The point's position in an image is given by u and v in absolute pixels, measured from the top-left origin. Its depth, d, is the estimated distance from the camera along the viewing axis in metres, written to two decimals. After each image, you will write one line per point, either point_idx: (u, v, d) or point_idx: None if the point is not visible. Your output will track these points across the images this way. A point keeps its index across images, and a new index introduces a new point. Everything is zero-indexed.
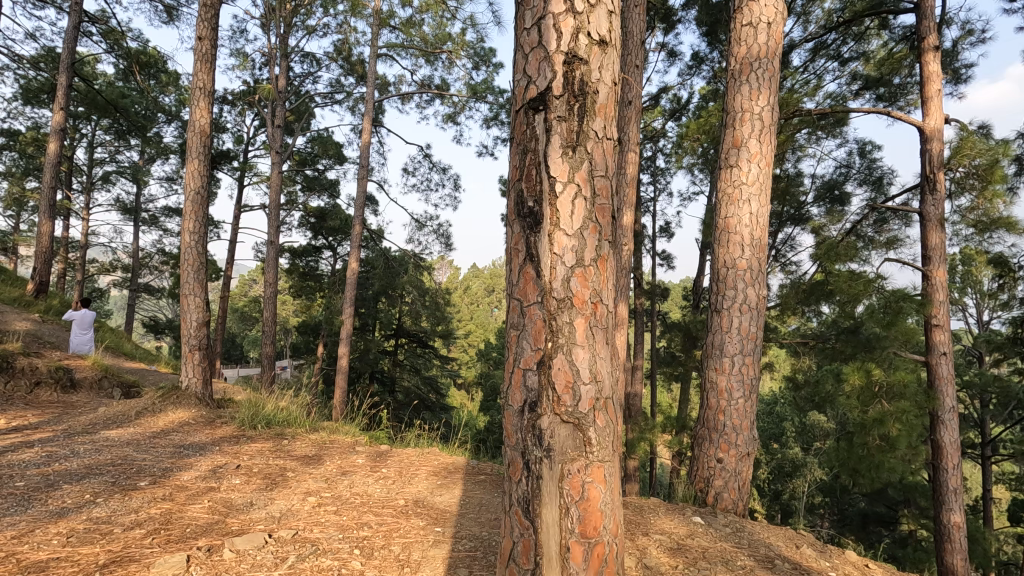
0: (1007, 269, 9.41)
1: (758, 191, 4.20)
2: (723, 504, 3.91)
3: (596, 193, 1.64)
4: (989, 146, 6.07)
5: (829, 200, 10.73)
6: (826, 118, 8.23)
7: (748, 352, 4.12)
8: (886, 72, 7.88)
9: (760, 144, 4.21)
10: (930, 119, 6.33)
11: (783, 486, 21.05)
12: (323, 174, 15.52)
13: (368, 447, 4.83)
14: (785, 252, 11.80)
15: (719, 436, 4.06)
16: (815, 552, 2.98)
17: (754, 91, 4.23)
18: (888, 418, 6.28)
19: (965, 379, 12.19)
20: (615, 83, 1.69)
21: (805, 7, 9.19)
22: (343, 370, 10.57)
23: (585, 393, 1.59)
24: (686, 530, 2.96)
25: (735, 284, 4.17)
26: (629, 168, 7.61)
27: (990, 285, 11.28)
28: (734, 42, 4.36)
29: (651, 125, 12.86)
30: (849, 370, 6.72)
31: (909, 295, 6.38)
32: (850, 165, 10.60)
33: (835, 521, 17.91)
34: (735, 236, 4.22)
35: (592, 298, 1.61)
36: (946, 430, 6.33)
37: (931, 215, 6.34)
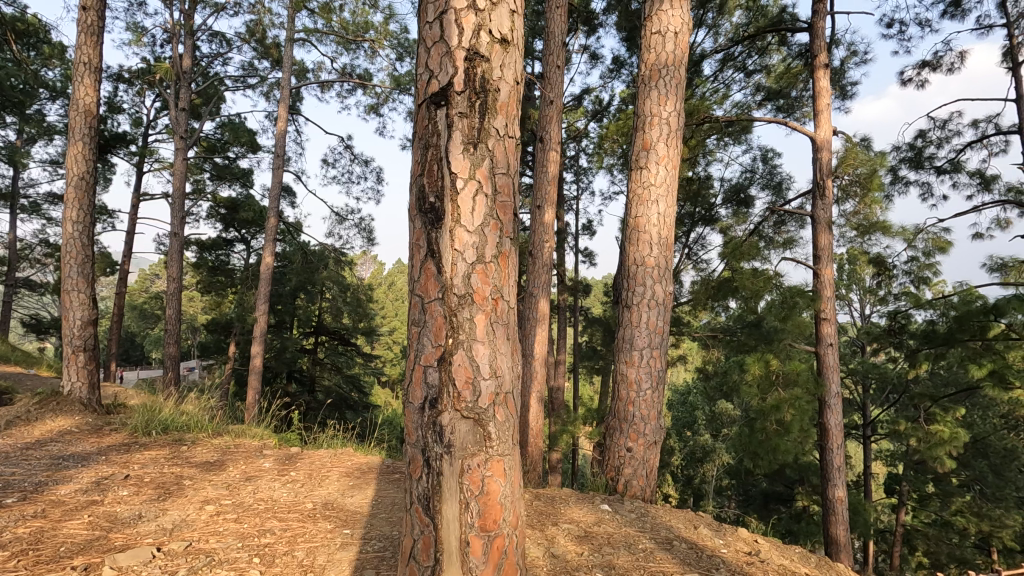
0: (885, 268, 10.49)
1: (665, 192, 4.42)
2: (632, 491, 4.10)
3: (497, 189, 1.65)
4: (869, 158, 6.75)
5: (736, 203, 11.48)
6: (733, 126, 8.80)
7: (655, 345, 4.33)
8: (784, 85, 8.53)
9: (667, 147, 4.42)
10: (821, 130, 6.93)
11: (695, 471, 22.40)
12: (234, 163, 14.58)
13: (277, 450, 4.62)
14: (697, 250, 12.51)
15: (628, 426, 4.24)
16: (710, 531, 3.19)
17: (662, 96, 4.44)
18: (784, 404, 6.96)
19: (849, 367, 13.48)
20: (517, 81, 1.71)
21: (714, 20, 9.77)
22: (256, 370, 10.01)
23: (485, 389, 1.60)
24: (594, 518, 3.07)
25: (644, 281, 4.37)
26: (550, 167, 7.76)
27: (870, 283, 12.57)
28: (645, 49, 4.54)
29: (574, 125, 13.15)
30: (751, 361, 7.34)
31: (802, 291, 6.95)
32: (754, 170, 11.41)
33: (740, 500, 19.29)
34: (644, 235, 4.41)
35: (493, 295, 1.63)
36: (832, 413, 6.94)
37: (821, 218, 6.94)
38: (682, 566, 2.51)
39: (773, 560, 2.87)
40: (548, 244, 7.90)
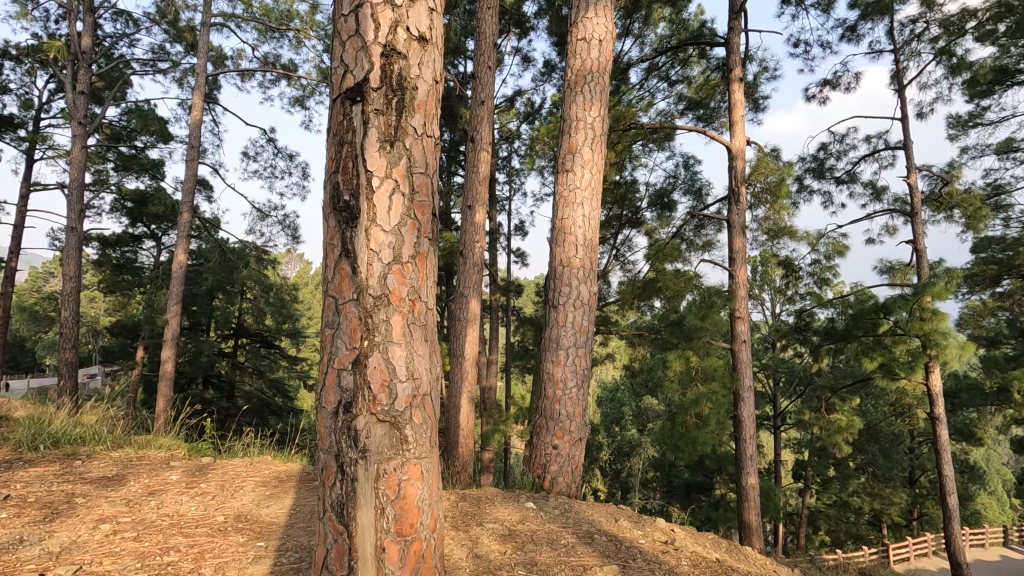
0: (792, 270, 11.33)
1: (590, 195, 4.54)
2: (557, 487, 4.19)
3: (415, 188, 1.63)
4: (778, 167, 7.26)
5: (660, 206, 11.97)
6: (658, 132, 9.15)
7: (580, 344, 4.44)
8: (704, 96, 9.01)
9: (592, 152, 4.55)
10: (736, 139, 7.37)
11: (622, 465, 23.16)
12: (143, 153, 13.51)
13: (186, 461, 4.32)
14: (624, 252, 12.91)
15: (555, 424, 4.32)
16: (630, 523, 3.30)
17: (587, 102, 4.55)
18: (702, 398, 7.44)
19: (762, 362, 14.43)
20: (436, 80, 1.70)
21: (640, 30, 10.13)
22: (166, 375, 9.32)
23: (400, 391, 1.58)
24: (518, 516, 3.10)
25: (569, 281, 4.47)
26: (481, 167, 7.76)
27: (780, 283, 13.52)
28: (571, 55, 4.64)
29: (507, 126, 13.23)
30: (673, 358, 7.77)
31: (720, 291, 7.41)
32: (677, 176, 11.94)
33: (665, 491, 20.16)
34: (570, 237, 4.50)
35: (410, 296, 1.60)
36: (746, 406, 7.33)
37: (736, 223, 7.38)
38: (601, 558, 2.59)
39: (686, 548, 3.02)
40: (480, 244, 7.90)
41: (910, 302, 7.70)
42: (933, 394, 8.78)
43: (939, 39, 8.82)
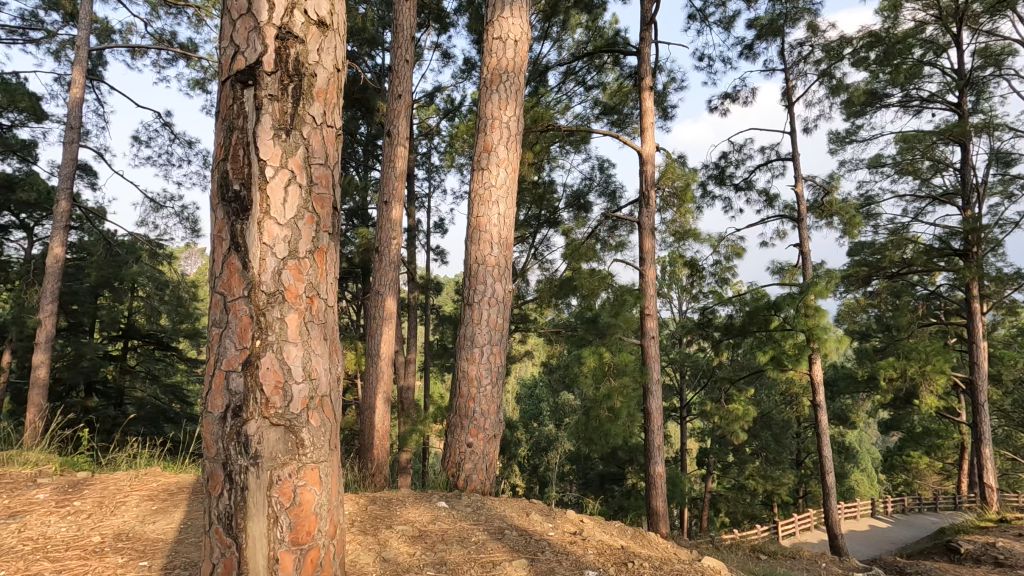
0: (697, 270, 12.07)
1: (505, 194, 4.57)
2: (472, 485, 4.19)
3: (314, 180, 1.56)
4: (683, 173, 7.69)
5: (576, 207, 12.29)
6: (574, 135, 9.41)
7: (495, 342, 4.46)
8: (617, 102, 9.36)
9: (507, 151, 4.58)
10: (646, 145, 7.73)
11: (540, 460, 23.65)
12: (10, 132, 11.94)
13: (58, 477, 3.87)
14: (542, 251, 13.13)
15: (469, 422, 4.32)
16: (541, 516, 3.37)
17: (502, 100, 4.58)
18: (614, 392, 7.78)
19: (670, 357, 15.28)
20: (338, 67, 1.64)
21: (558, 34, 10.34)
22: (38, 382, 8.29)
23: (296, 393, 1.50)
24: (429, 516, 3.07)
25: (484, 279, 4.48)
26: (398, 163, 7.59)
27: (686, 283, 14.37)
28: (487, 53, 4.65)
29: (426, 122, 13.03)
30: (587, 354, 7.98)
31: (631, 289, 7.76)
32: (593, 178, 12.33)
33: (580, 483, 20.80)
34: (485, 235, 4.52)
35: (307, 292, 1.53)
36: (654, 399, 7.73)
37: (646, 224, 7.74)
38: (511, 553, 2.61)
39: (594, 537, 3.12)
40: (396, 241, 7.71)
41: (797, 300, 8.47)
42: (816, 383, 9.67)
43: (822, 62, 9.73)
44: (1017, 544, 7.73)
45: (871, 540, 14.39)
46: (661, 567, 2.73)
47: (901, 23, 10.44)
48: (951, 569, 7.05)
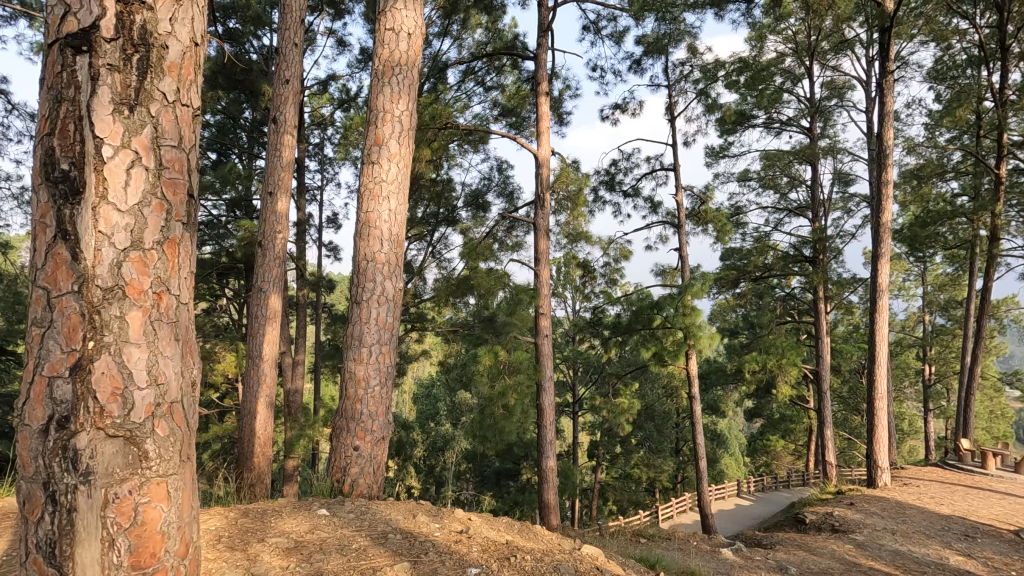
0: (589, 271, 12.61)
1: (397, 190, 4.47)
2: (358, 490, 4.06)
3: (164, 163, 1.42)
4: (576, 177, 8.00)
5: (475, 207, 12.31)
6: (473, 135, 9.41)
7: (384, 342, 4.34)
8: (515, 104, 9.50)
9: (399, 146, 4.48)
10: (542, 148, 7.94)
11: (436, 460, 23.49)
12: None
13: None
14: (440, 249, 13.00)
15: (356, 424, 4.17)
16: (428, 517, 3.33)
17: (395, 94, 4.46)
18: (508, 390, 7.83)
19: (564, 354, 15.85)
20: (194, 42, 1.52)
21: (458, 32, 10.30)
22: None
23: (140, 399, 1.36)
24: (308, 525, 2.91)
25: (373, 277, 4.34)
26: (284, 152, 7.14)
27: (579, 284, 14.99)
28: (378, 44, 4.51)
29: (319, 111, 12.38)
30: (482, 353, 7.90)
31: (526, 289, 7.92)
32: (491, 178, 12.43)
33: (477, 481, 20.92)
34: (375, 231, 4.38)
35: (154, 288, 1.39)
36: (546, 396, 7.98)
37: (541, 226, 7.94)
38: (393, 557, 2.55)
39: (480, 534, 3.15)
40: (282, 235, 7.25)
41: (676, 299, 9.15)
42: (692, 377, 10.50)
43: (700, 82, 10.58)
44: (850, 512, 8.94)
45: (737, 518, 15.93)
46: (543, 558, 2.82)
47: (765, 53, 11.66)
48: (798, 538, 7.99)
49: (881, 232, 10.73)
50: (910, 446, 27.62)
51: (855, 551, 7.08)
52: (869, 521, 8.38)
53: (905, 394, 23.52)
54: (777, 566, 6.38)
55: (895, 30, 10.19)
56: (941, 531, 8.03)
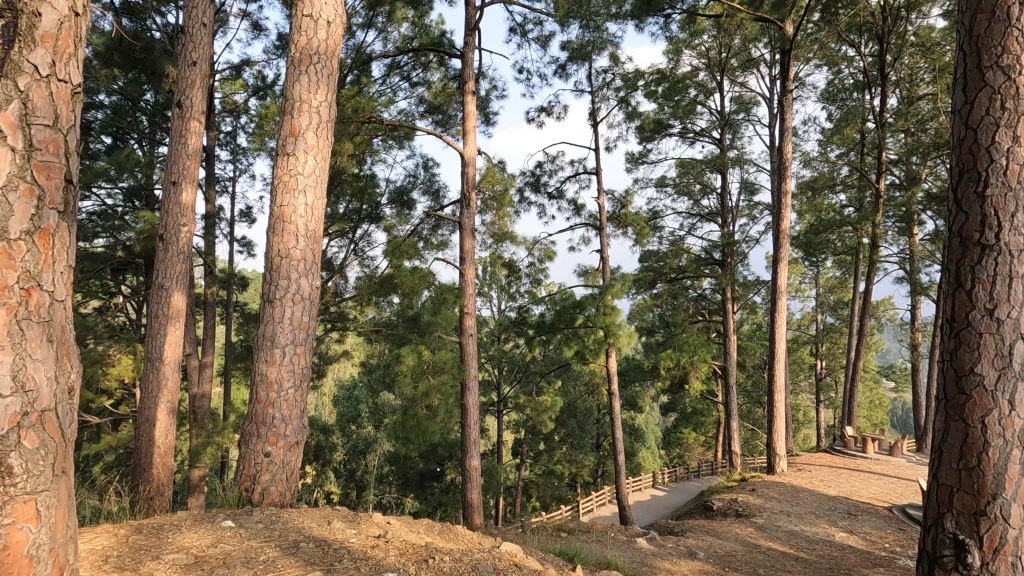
0: (515, 271, 12.73)
1: (314, 184, 4.28)
2: (269, 498, 3.85)
3: (34, 143, 1.36)
4: (502, 178, 8.05)
5: (399, 204, 12.06)
6: (397, 130, 9.20)
7: (299, 342, 4.15)
8: (441, 102, 9.39)
9: (317, 138, 4.30)
10: (468, 147, 7.91)
11: (356, 464, 22.83)
12: None
13: None
14: (363, 247, 12.62)
15: (267, 430, 3.95)
16: (344, 523, 3.22)
17: (313, 84, 4.27)
18: (432, 390, 7.70)
19: (489, 354, 15.91)
20: (74, 11, 1.48)
21: (383, 25, 10.05)
22: None
23: (3, 409, 1.26)
24: (211, 539, 2.72)
25: (288, 274, 4.13)
26: (191, 140, 6.64)
27: (505, 283, 15.12)
28: (294, 30, 4.29)
29: (231, 97, 11.65)
30: (405, 353, 7.73)
31: (451, 288, 7.86)
32: (416, 176, 12.23)
33: (399, 484, 20.53)
34: (289, 226, 4.17)
35: (22, 284, 1.31)
36: (471, 395, 7.97)
37: (467, 225, 7.92)
38: (305, 567, 2.45)
39: (399, 538, 3.09)
40: (187, 229, 6.75)
41: (597, 299, 9.45)
42: (612, 374, 10.88)
43: (621, 89, 10.99)
44: (751, 497, 9.62)
45: (652, 507, 16.71)
46: (461, 558, 2.81)
47: (681, 66, 12.31)
48: (706, 524, 8.49)
49: (780, 238, 11.64)
50: (804, 434, 30.19)
51: (755, 533, 7.63)
52: (768, 505, 9.06)
53: (800, 386, 25.68)
54: (687, 551, 6.75)
55: (794, 53, 11.08)
56: (828, 511, 8.83)
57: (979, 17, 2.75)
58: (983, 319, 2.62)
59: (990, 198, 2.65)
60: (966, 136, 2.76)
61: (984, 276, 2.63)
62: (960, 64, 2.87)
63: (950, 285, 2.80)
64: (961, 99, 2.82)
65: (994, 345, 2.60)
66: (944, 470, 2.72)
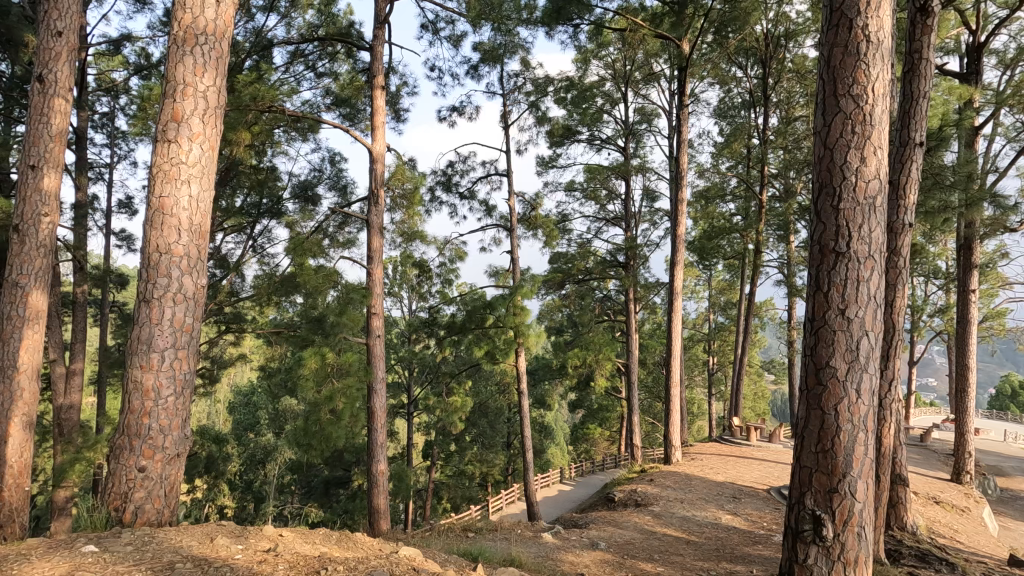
0: (426, 270, 12.56)
1: (199, 174, 3.96)
2: (143, 517, 3.51)
3: None
4: (413, 176, 7.90)
5: (303, 199, 11.45)
6: (300, 122, 8.75)
7: (180, 345, 3.82)
8: (349, 94, 9.05)
9: (203, 124, 3.98)
10: (377, 143, 7.69)
11: (254, 474, 21.49)
12: None
13: None
14: (262, 243, 11.86)
15: (141, 442, 3.60)
16: (229, 539, 3.01)
17: (199, 66, 3.94)
18: (336, 394, 7.34)
19: (399, 355, 15.59)
20: None
21: (286, 10, 9.50)
22: None
23: None
24: (66, 568, 2.43)
25: (168, 272, 3.78)
26: (55, 119, 5.90)
27: (415, 283, 14.88)
28: (179, 5, 3.92)
29: (108, 74, 10.49)
30: (307, 355, 7.34)
31: (357, 287, 7.58)
32: (322, 170, 11.71)
33: (302, 493, 19.54)
34: (171, 219, 3.83)
35: None
36: (378, 398, 7.75)
37: (375, 223, 7.69)
38: None
39: (290, 551, 2.93)
40: (49, 220, 5.99)
41: (507, 300, 9.57)
42: (521, 374, 11.04)
43: (532, 94, 11.19)
44: (650, 487, 10.19)
45: (559, 502, 17.18)
46: (356, 568, 2.72)
47: (588, 75, 12.77)
48: (607, 515, 8.87)
49: (677, 243, 12.43)
50: (698, 426, 32.44)
51: (652, 521, 8.08)
52: (665, 493, 9.63)
53: (694, 381, 27.57)
54: (590, 542, 7.00)
55: (690, 72, 11.88)
56: (717, 496, 9.55)
57: (836, 49, 3.08)
58: (837, 318, 2.95)
59: (843, 211, 2.99)
60: (824, 155, 3.09)
61: (838, 280, 2.96)
62: (819, 90, 3.21)
63: (811, 288, 3.11)
64: (821, 121, 3.14)
65: (845, 341, 2.93)
66: (805, 454, 3.02)
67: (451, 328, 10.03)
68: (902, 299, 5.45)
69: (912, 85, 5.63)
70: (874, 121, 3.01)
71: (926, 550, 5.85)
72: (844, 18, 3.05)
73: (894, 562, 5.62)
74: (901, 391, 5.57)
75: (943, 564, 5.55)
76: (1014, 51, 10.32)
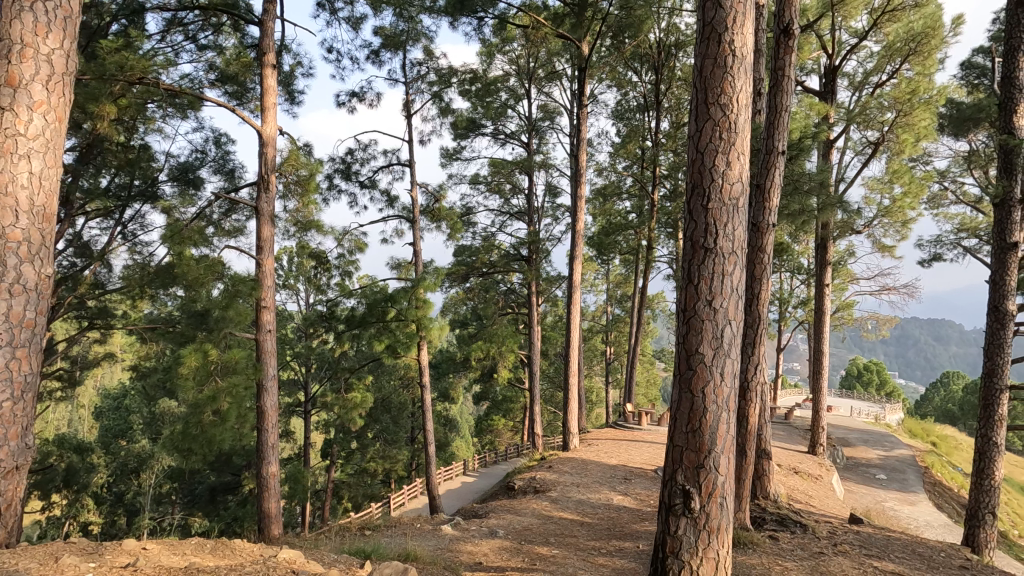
0: (323, 261, 11.99)
1: (43, 148, 3.49)
2: None
3: None
4: (307, 162, 7.50)
5: (183, 182, 10.43)
6: (177, 98, 7.95)
7: (20, 343, 3.35)
8: (234, 71, 8.38)
9: (47, 92, 3.49)
10: (267, 125, 7.20)
11: (125, 485, 19.43)
12: None
13: None
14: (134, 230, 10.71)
15: None
16: (80, 557, 2.71)
17: (41, 25, 3.45)
18: (220, 394, 6.73)
19: (294, 351, 14.80)
20: None
21: None
22: None
23: None
24: None
25: (3, 260, 3.30)
26: None
27: (313, 275, 14.16)
28: None
29: None
30: (186, 353, 6.71)
31: (244, 280, 7.05)
32: (205, 152, 10.78)
33: (183, 502, 17.99)
34: (6, 200, 3.34)
35: None
36: (268, 396, 7.29)
37: (264, 211, 7.22)
38: None
39: (153, 566, 2.69)
40: None
41: (409, 292, 9.41)
42: (425, 367, 10.90)
43: (435, 84, 11.03)
44: (548, 473, 10.53)
45: (462, 495, 17.22)
46: None
47: (492, 69, 12.82)
48: (508, 503, 9.06)
49: (576, 237, 12.86)
50: (596, 413, 33.99)
51: (549, 506, 8.37)
52: (563, 479, 10.01)
53: (593, 371, 28.80)
54: (488, 531, 7.10)
55: (590, 73, 12.29)
56: (610, 478, 10.09)
57: (707, 61, 3.34)
58: (705, 308, 3.21)
59: (711, 211, 3.26)
60: (696, 158, 3.34)
61: (705, 274, 3.23)
62: (693, 98, 3.46)
63: (683, 282, 3.36)
64: (695, 126, 3.39)
65: (711, 330, 3.20)
66: (677, 434, 3.27)
67: (350, 322, 9.68)
68: (766, 292, 6.03)
69: (777, 99, 6.21)
70: (738, 130, 3.31)
71: (784, 514, 6.56)
72: (714, 32, 3.31)
73: (758, 527, 6.25)
74: (766, 375, 6.18)
75: (797, 526, 6.27)
76: (861, 75, 11.78)
